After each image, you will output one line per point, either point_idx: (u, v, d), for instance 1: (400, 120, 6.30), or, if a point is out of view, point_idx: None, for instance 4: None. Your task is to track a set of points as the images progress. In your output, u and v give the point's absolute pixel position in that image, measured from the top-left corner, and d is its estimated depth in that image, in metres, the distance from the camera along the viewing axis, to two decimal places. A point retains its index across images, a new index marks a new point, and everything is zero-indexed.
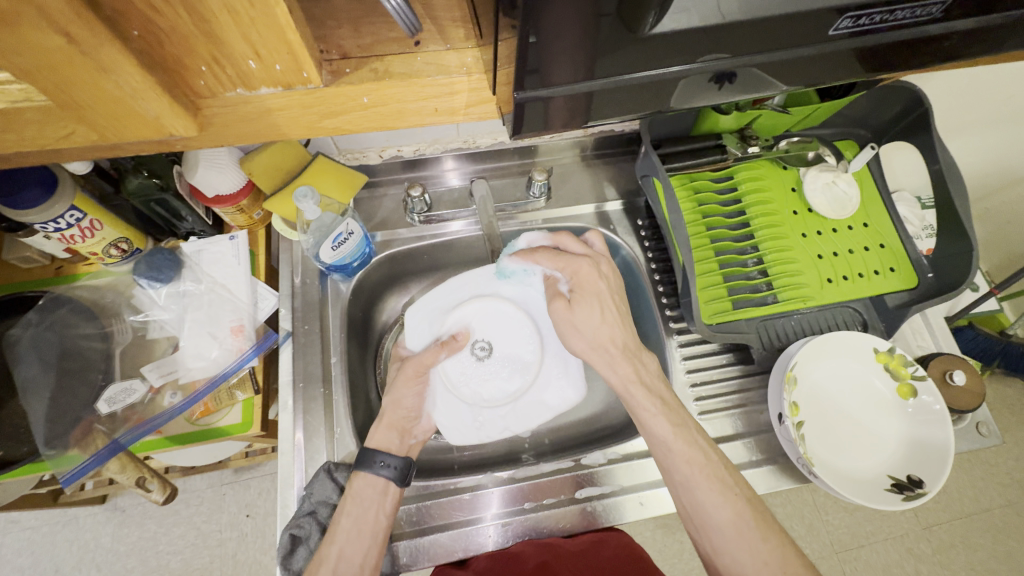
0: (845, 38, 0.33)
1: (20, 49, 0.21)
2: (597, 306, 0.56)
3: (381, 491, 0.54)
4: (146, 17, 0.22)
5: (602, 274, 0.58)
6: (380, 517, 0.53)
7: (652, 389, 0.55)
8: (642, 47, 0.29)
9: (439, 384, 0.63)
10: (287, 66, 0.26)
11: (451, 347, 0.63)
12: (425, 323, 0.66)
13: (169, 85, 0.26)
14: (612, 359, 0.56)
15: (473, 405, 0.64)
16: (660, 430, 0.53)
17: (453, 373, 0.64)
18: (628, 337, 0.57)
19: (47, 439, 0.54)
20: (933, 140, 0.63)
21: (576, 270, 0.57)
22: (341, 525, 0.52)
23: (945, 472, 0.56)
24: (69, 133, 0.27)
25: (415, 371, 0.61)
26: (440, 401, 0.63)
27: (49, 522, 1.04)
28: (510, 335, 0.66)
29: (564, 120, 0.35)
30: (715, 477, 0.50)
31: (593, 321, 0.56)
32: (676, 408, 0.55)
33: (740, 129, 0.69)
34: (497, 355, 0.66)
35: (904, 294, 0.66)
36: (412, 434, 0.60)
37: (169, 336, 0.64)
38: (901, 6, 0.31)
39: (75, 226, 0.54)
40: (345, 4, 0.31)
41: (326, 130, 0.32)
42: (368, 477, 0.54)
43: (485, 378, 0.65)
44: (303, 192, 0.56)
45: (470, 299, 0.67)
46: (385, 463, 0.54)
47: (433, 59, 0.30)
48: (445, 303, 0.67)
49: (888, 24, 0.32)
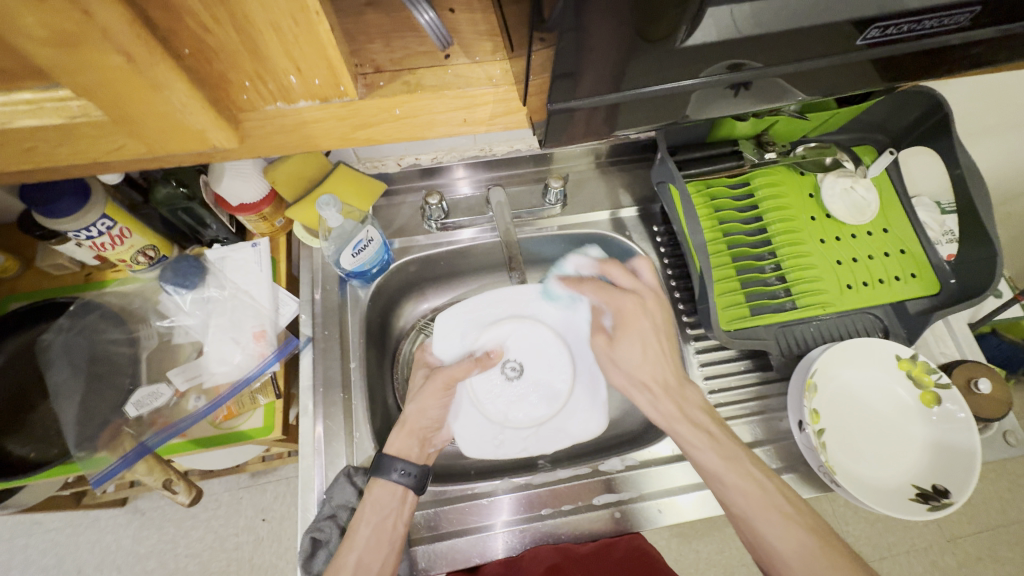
0: (870, 48, 0.33)
1: (81, 69, 0.22)
2: (641, 342, 0.59)
3: (400, 499, 0.55)
4: (197, 36, 0.23)
5: (647, 310, 0.59)
6: (397, 525, 0.54)
7: (699, 423, 0.55)
8: (667, 57, 0.30)
9: (466, 396, 0.65)
10: (325, 80, 0.27)
11: (484, 364, 0.65)
12: (457, 338, 0.69)
13: (215, 100, 0.27)
14: (653, 396, 0.58)
15: (495, 422, 0.65)
16: (709, 461, 0.53)
17: (481, 389, 0.66)
18: (672, 375, 0.58)
19: (78, 440, 0.56)
20: (954, 145, 0.62)
21: (620, 307, 0.60)
22: (360, 532, 0.52)
23: (972, 482, 0.55)
24: (118, 146, 0.28)
25: (444, 383, 0.62)
26: (462, 416, 0.65)
27: (73, 523, 1.06)
28: (544, 361, 0.68)
29: (587, 129, 0.35)
30: (773, 507, 0.49)
31: (637, 357, 0.59)
32: (726, 441, 0.54)
33: (757, 135, 0.70)
34: (527, 377, 0.67)
35: (927, 301, 0.65)
36: (431, 443, 0.62)
37: (194, 341, 0.65)
38: (930, 16, 0.31)
39: (106, 234, 0.56)
40: (378, 19, 0.32)
41: (359, 142, 0.33)
42: (385, 484, 0.55)
43: (514, 397, 0.66)
44: (326, 200, 0.57)
45: (508, 319, 0.70)
46: (404, 471, 0.55)
47: (461, 72, 0.31)
48: (482, 321, 0.70)
49: (913, 34, 0.32)
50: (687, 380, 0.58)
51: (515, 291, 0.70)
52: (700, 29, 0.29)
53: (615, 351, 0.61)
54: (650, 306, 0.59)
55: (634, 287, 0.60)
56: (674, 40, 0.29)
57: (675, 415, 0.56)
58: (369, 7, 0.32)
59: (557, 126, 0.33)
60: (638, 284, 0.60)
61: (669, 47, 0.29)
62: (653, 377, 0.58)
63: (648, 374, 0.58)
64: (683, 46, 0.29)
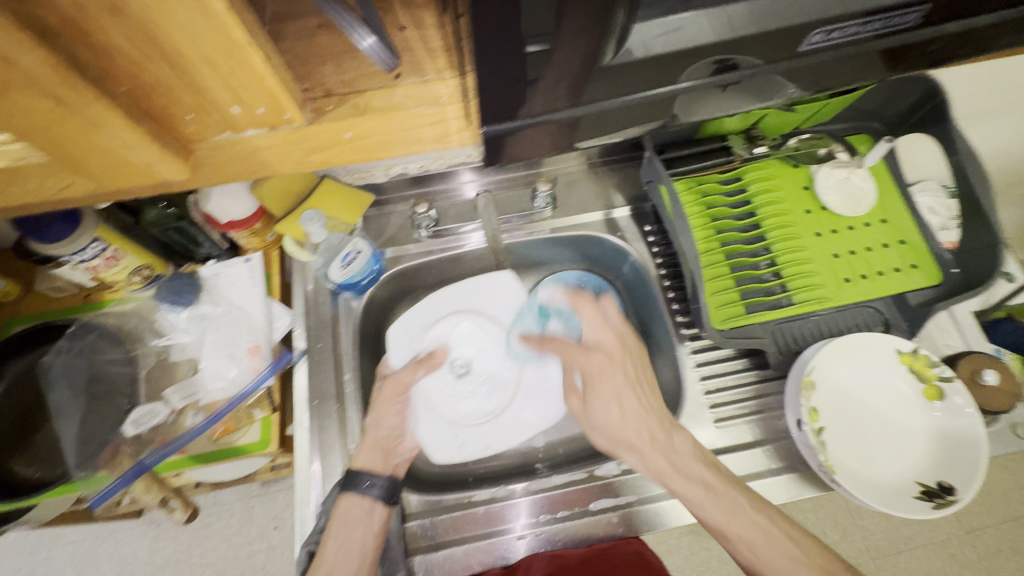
0: (821, 53, 0.32)
1: (12, 113, 0.23)
2: (617, 391, 0.60)
3: (368, 511, 0.56)
4: (130, 74, 0.23)
5: (614, 363, 0.62)
6: (367, 537, 0.55)
7: (693, 476, 0.55)
8: (609, 71, 0.29)
9: (421, 402, 0.65)
10: (269, 108, 0.27)
11: (429, 365, 0.65)
12: (406, 342, 0.68)
13: (160, 134, 0.27)
14: (641, 453, 0.58)
15: (454, 423, 0.65)
16: (712, 515, 0.53)
17: (433, 390, 0.65)
18: (652, 423, 0.58)
19: (78, 461, 0.57)
20: (950, 131, 0.60)
21: (590, 365, 0.62)
22: (329, 547, 0.54)
23: (979, 477, 0.53)
24: (68, 183, 0.29)
25: (393, 390, 0.63)
26: (424, 420, 0.64)
27: (90, 535, 1.08)
28: (487, 353, 0.68)
29: (552, 143, 0.35)
30: (783, 553, 0.50)
31: (614, 412, 0.60)
32: (723, 490, 0.54)
33: (746, 129, 0.69)
34: (476, 374, 0.67)
35: (928, 292, 0.63)
36: (396, 453, 0.61)
37: (190, 358, 0.66)
38: (876, 17, 0.30)
39: (100, 255, 0.57)
40: (329, 41, 0.31)
41: (317, 165, 0.33)
42: (353, 497, 0.55)
43: (466, 396, 0.66)
44: (310, 215, 0.58)
45: (447, 317, 0.69)
46: (372, 484, 0.55)
47: (413, 91, 0.30)
48: (425, 322, 0.69)
49: (863, 36, 0.32)
50: (672, 428, 0.58)
51: (451, 287, 0.69)
52: (646, 38, 0.28)
53: (593, 414, 0.62)
54: (617, 356, 0.62)
55: (599, 336, 0.63)
56: (606, 52, 0.28)
57: (665, 467, 0.56)
58: (321, 29, 0.31)
59: (517, 142, 0.33)
60: (605, 327, 0.63)
61: (599, 63, 0.29)
62: (637, 431, 0.58)
63: (630, 430, 0.59)
64: (626, 58, 0.29)
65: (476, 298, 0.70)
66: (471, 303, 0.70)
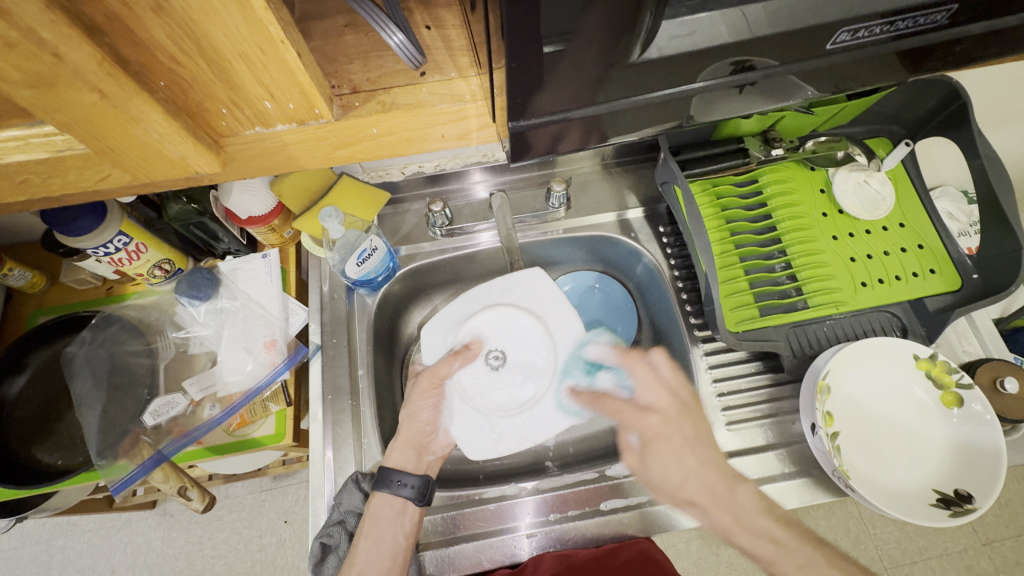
0: (844, 52, 0.32)
1: (58, 106, 0.23)
2: (678, 451, 0.58)
3: (400, 510, 0.57)
4: (170, 69, 0.24)
5: (672, 425, 0.59)
6: (398, 537, 0.56)
7: (760, 531, 0.53)
8: (632, 69, 0.30)
9: (457, 396, 0.63)
10: (299, 104, 0.28)
11: (465, 358, 0.63)
12: (440, 338, 0.66)
13: (193, 128, 0.28)
14: (704, 509, 0.56)
15: (490, 415, 0.62)
16: (786, 572, 0.51)
17: (469, 382, 0.63)
18: (716, 483, 0.56)
19: (99, 450, 0.58)
20: (973, 134, 0.59)
21: (647, 428, 0.60)
22: (361, 547, 0.55)
23: (997, 486, 0.52)
24: (106, 175, 0.30)
25: (429, 382, 0.62)
26: (459, 414, 0.63)
27: (106, 525, 1.11)
28: (523, 344, 0.64)
29: (571, 142, 0.35)
30: None
31: (679, 469, 0.57)
32: (794, 543, 0.52)
33: (763, 132, 0.68)
34: (511, 367, 0.64)
35: (947, 297, 0.62)
36: (429, 450, 0.63)
37: (209, 351, 0.67)
38: (902, 16, 0.30)
39: (123, 249, 0.58)
40: (355, 41, 0.32)
41: (341, 160, 0.33)
42: (385, 497, 0.57)
43: (501, 390, 0.63)
44: (328, 211, 0.59)
45: (482, 309, 0.66)
46: (403, 483, 0.56)
47: (438, 88, 0.31)
48: (460, 317, 0.66)
49: (888, 35, 0.31)
50: (735, 483, 0.56)
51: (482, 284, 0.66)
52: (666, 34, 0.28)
53: (653, 467, 0.59)
54: (674, 418, 0.60)
55: (658, 398, 0.61)
56: (633, 49, 0.28)
57: (732, 524, 0.54)
58: (348, 28, 0.32)
59: (538, 139, 0.33)
60: (661, 385, 0.61)
61: (624, 61, 0.29)
62: (702, 492, 0.56)
63: (692, 488, 0.56)
64: (648, 57, 0.29)
65: (511, 288, 0.66)
66: (507, 294, 0.66)
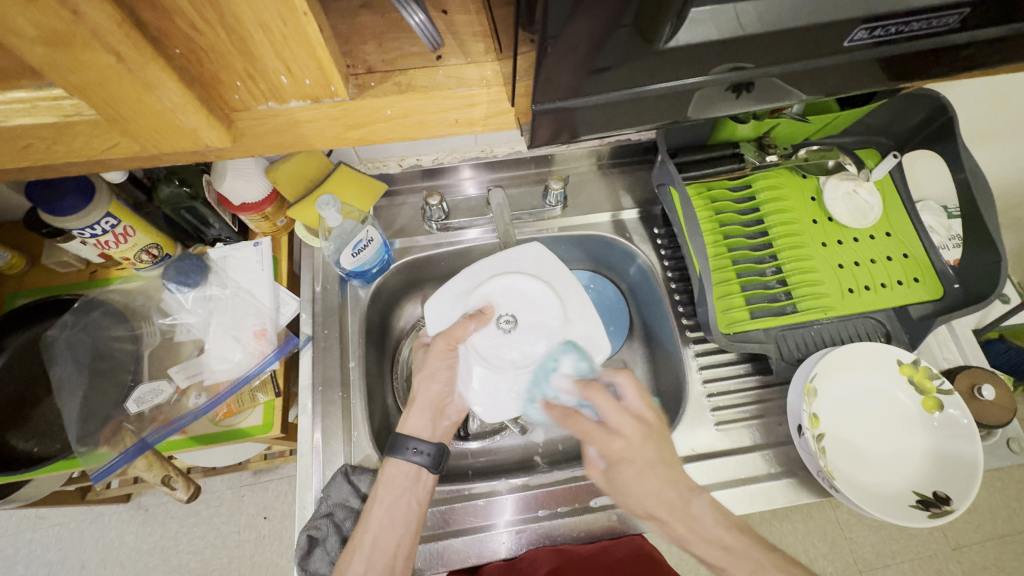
0: (862, 49, 0.33)
1: (72, 68, 0.23)
2: (642, 473, 0.53)
3: (413, 478, 0.56)
4: (189, 36, 0.24)
5: (638, 446, 0.54)
6: (412, 504, 0.55)
7: (713, 540, 0.51)
8: (655, 58, 0.29)
9: (471, 358, 0.62)
10: (316, 80, 0.28)
11: (480, 320, 0.62)
12: (449, 307, 0.65)
13: (207, 100, 0.27)
14: (662, 522, 0.53)
15: (508, 374, 0.62)
16: None
17: (483, 346, 0.62)
18: (668, 495, 0.52)
19: (80, 436, 0.57)
20: (958, 148, 0.61)
21: (613, 451, 0.54)
22: (374, 514, 0.53)
23: (974, 489, 0.54)
24: (113, 145, 0.29)
25: (445, 345, 0.60)
26: (479, 374, 0.62)
27: (77, 518, 1.07)
28: (536, 308, 0.64)
29: (580, 132, 0.35)
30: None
31: (643, 485, 0.53)
32: (744, 552, 0.50)
33: (758, 138, 0.69)
34: (524, 329, 0.63)
35: (929, 306, 0.64)
36: (445, 415, 0.62)
37: (195, 339, 0.66)
38: (919, 16, 0.31)
39: (110, 232, 0.57)
40: (371, 22, 0.32)
41: (352, 142, 0.33)
42: (399, 463, 0.56)
43: (518, 350, 0.63)
44: (326, 199, 0.58)
45: (490, 278, 0.65)
46: (418, 450, 0.56)
47: (454, 72, 0.31)
48: (468, 287, 0.65)
49: (903, 36, 0.32)
50: (690, 494, 0.53)
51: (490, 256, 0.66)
52: (685, 28, 0.28)
53: (620, 484, 0.54)
54: (639, 439, 0.54)
55: (621, 419, 0.55)
56: (655, 39, 0.28)
57: (685, 534, 0.52)
58: (363, 9, 0.33)
59: (549, 127, 0.33)
60: (623, 411, 0.56)
61: (647, 50, 0.29)
62: (657, 503, 0.52)
63: (652, 504, 0.53)
64: (674, 44, 0.29)
65: (515, 259, 0.66)
66: (512, 263, 0.66)
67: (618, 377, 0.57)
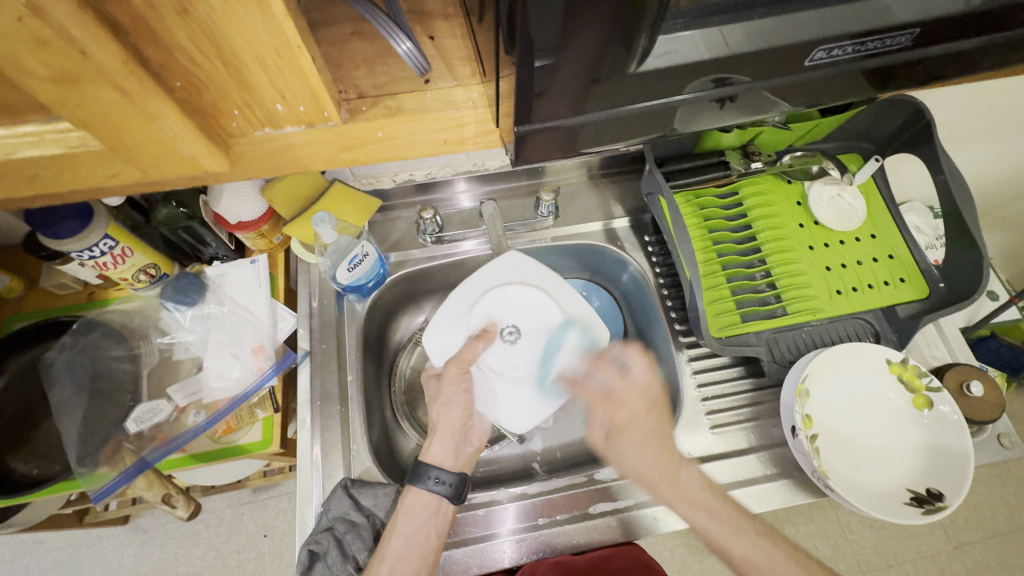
0: (819, 69, 0.34)
1: (78, 102, 0.24)
2: (642, 440, 0.60)
3: (433, 510, 0.57)
4: (189, 70, 0.25)
5: (640, 417, 0.61)
6: (431, 536, 0.55)
7: (698, 502, 0.55)
8: (623, 82, 0.31)
9: (488, 377, 0.63)
10: (310, 106, 0.29)
11: (487, 339, 0.63)
12: (452, 332, 0.65)
13: (205, 127, 0.28)
14: (653, 487, 0.58)
15: (525, 383, 0.63)
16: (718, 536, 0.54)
17: (495, 362, 0.64)
18: (660, 464, 0.58)
19: (79, 456, 0.58)
20: (936, 151, 0.63)
21: (616, 419, 0.62)
22: (392, 544, 0.54)
23: (965, 485, 0.55)
24: (116, 173, 0.30)
25: (458, 369, 0.61)
26: (500, 390, 0.63)
27: (74, 542, 1.06)
28: (533, 314, 0.65)
29: (560, 151, 0.37)
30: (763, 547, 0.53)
31: (638, 454, 0.59)
32: (725, 512, 0.55)
33: (743, 146, 0.71)
34: (528, 338, 0.64)
35: (916, 305, 0.65)
36: (468, 441, 0.62)
37: (194, 357, 0.66)
38: (872, 38, 0.32)
39: (108, 253, 0.57)
40: (361, 48, 0.34)
41: (344, 163, 0.34)
42: (419, 493, 0.56)
43: (526, 359, 0.64)
44: (321, 216, 0.59)
45: (480, 297, 0.66)
46: (440, 480, 0.56)
47: (441, 95, 0.32)
48: (464, 306, 0.66)
49: (857, 55, 0.34)
50: (681, 463, 0.58)
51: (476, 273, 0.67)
52: (650, 56, 0.30)
53: (619, 451, 0.61)
54: (644, 411, 0.61)
55: (623, 388, 0.63)
56: (630, 62, 0.29)
57: (673, 499, 0.56)
58: (354, 36, 0.34)
59: (532, 147, 0.35)
60: (628, 384, 0.63)
61: (618, 72, 0.30)
62: (652, 469, 0.58)
63: (647, 469, 0.58)
64: (644, 69, 0.30)
65: (499, 271, 0.67)
66: (498, 277, 0.67)
67: (627, 352, 0.64)
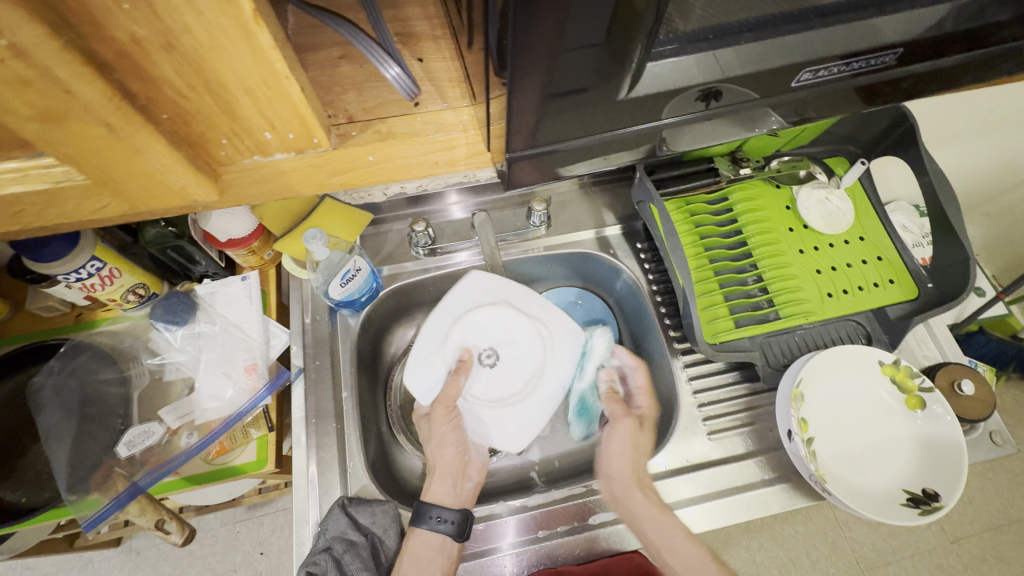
0: (806, 88, 0.35)
1: (64, 138, 0.24)
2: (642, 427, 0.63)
3: (440, 549, 0.56)
4: (175, 102, 0.25)
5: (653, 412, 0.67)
6: None
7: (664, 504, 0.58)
8: (613, 106, 0.31)
9: (474, 407, 0.61)
10: (299, 134, 0.29)
11: (465, 370, 0.61)
12: (430, 370, 0.63)
13: (193, 157, 0.28)
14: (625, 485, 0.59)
15: (511, 406, 0.61)
16: (678, 544, 0.56)
17: (477, 388, 0.61)
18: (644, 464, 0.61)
19: (69, 484, 0.56)
20: (921, 154, 0.64)
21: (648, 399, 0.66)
22: None
23: (960, 486, 0.55)
24: (103, 205, 0.30)
25: (444, 409, 0.60)
26: (490, 415, 0.61)
27: (65, 567, 1.04)
28: (508, 334, 0.63)
29: (551, 170, 0.37)
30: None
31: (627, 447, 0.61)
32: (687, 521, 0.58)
33: (732, 152, 0.73)
34: (507, 357, 0.62)
35: (906, 305, 0.66)
36: (466, 477, 0.62)
37: (185, 377, 0.65)
38: (856, 58, 0.33)
39: (96, 275, 0.56)
40: (351, 72, 0.34)
41: (336, 186, 0.34)
42: (425, 533, 0.56)
43: (507, 381, 0.62)
44: (313, 233, 0.58)
45: (452, 325, 0.64)
46: (442, 518, 0.56)
47: (432, 118, 0.32)
48: (435, 343, 0.64)
49: (844, 75, 0.34)
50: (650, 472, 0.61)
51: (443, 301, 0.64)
52: (640, 82, 0.30)
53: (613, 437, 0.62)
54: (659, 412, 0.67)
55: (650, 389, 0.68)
56: (620, 90, 0.30)
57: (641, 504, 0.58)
58: (342, 60, 0.35)
59: (525, 168, 0.35)
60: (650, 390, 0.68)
61: (611, 99, 0.30)
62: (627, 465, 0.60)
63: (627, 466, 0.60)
64: (634, 95, 0.30)
65: (467, 296, 0.65)
66: (466, 302, 0.65)
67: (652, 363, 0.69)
